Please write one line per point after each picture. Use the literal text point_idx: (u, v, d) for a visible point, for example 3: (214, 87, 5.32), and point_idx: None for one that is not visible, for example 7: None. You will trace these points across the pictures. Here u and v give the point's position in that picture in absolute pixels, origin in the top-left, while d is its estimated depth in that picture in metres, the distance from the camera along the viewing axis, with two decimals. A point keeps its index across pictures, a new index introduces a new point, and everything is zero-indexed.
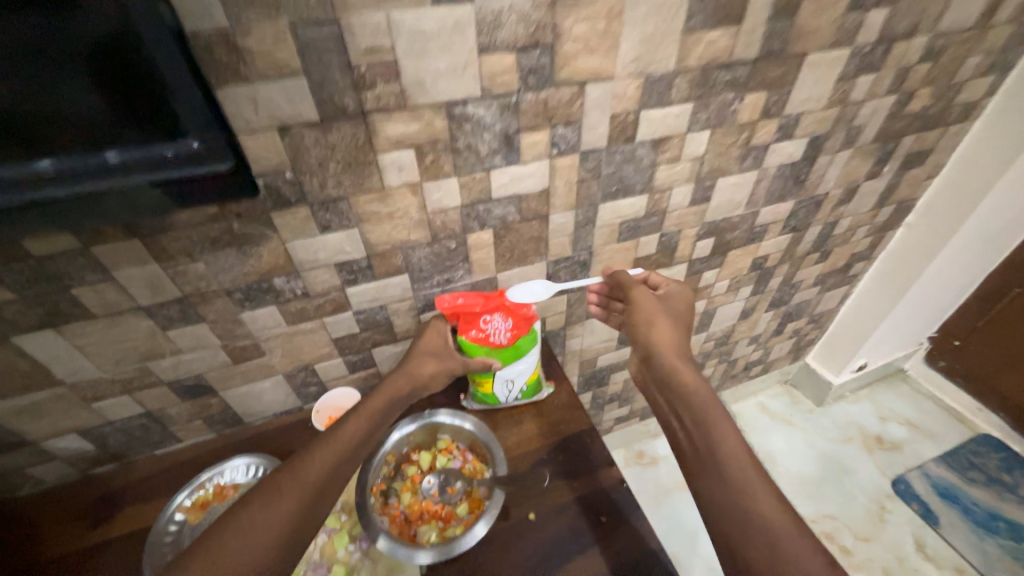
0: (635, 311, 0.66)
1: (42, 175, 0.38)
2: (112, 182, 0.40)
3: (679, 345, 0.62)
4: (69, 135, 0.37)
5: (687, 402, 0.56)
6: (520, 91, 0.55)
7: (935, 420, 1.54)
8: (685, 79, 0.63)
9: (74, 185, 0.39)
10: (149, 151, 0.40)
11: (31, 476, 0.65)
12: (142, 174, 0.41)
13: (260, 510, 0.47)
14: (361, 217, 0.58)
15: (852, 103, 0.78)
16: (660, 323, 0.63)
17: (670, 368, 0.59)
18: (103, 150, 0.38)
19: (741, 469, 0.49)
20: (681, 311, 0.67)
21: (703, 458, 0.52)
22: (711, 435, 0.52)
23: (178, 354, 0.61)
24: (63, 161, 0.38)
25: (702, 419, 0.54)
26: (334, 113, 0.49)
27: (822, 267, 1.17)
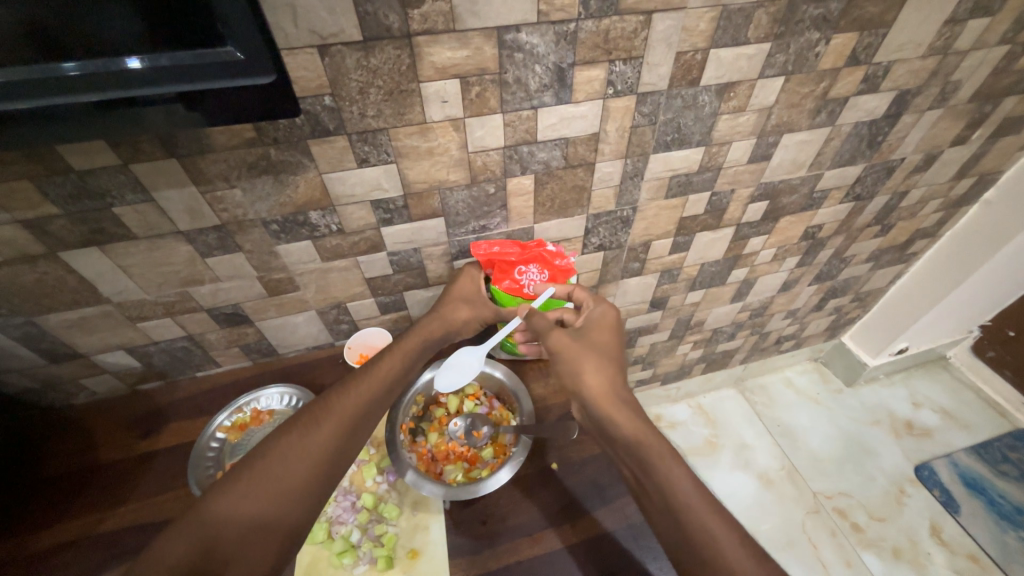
0: (559, 361, 0.58)
1: (69, 79, 0.34)
2: (142, 91, 0.36)
3: (615, 386, 0.55)
4: (98, 32, 0.34)
5: (632, 453, 0.50)
6: (580, 18, 0.49)
7: (972, 411, 1.47)
8: (768, 13, 0.55)
9: (104, 93, 0.36)
10: (180, 56, 0.36)
11: (84, 386, 0.70)
12: (174, 85, 0.37)
13: (297, 438, 0.49)
14: (400, 153, 0.55)
15: (955, 53, 0.68)
16: (588, 370, 0.56)
17: (607, 421, 0.53)
18: (134, 53, 0.35)
19: (696, 506, 0.45)
20: (605, 340, 0.59)
21: (660, 508, 0.47)
22: (662, 483, 0.47)
23: (217, 282, 0.62)
24: (91, 62, 0.34)
25: (649, 467, 0.48)
26: (377, 32, 0.45)
27: (880, 241, 1.09)
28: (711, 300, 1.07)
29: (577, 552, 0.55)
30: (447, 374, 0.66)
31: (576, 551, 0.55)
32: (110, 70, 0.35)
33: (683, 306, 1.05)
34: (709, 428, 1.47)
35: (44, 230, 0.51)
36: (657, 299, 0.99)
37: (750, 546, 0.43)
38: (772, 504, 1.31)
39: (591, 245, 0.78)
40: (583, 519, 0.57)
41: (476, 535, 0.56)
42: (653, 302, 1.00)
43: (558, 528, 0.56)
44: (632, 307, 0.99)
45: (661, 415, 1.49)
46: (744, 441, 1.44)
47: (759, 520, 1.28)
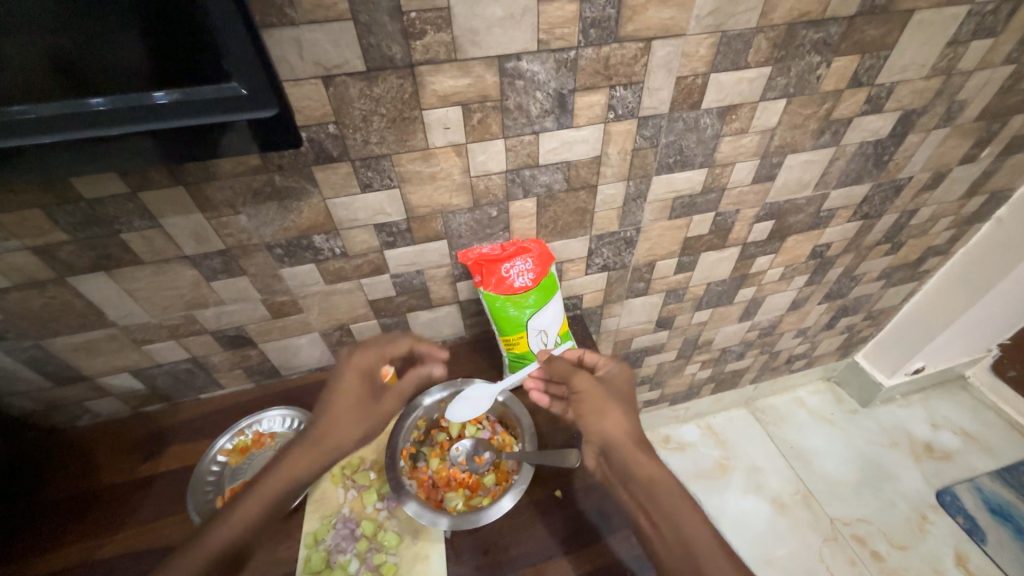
0: (582, 403, 0.56)
1: (91, 113, 0.35)
2: (160, 124, 0.37)
3: (636, 434, 0.53)
4: (114, 70, 0.34)
5: (653, 501, 0.48)
6: (580, 45, 0.50)
7: (995, 433, 1.42)
8: (767, 38, 0.56)
9: (123, 126, 0.37)
10: (195, 91, 0.37)
11: (89, 408, 0.70)
12: (190, 118, 0.38)
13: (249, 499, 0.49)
14: (402, 178, 0.56)
15: (960, 73, 0.68)
16: (612, 414, 0.54)
17: (630, 466, 0.51)
18: (155, 90, 0.36)
19: (716, 556, 0.44)
20: (625, 393, 0.58)
21: (678, 559, 0.45)
22: (682, 530, 0.46)
23: (221, 305, 0.63)
24: (112, 98, 0.35)
25: (670, 514, 0.47)
26: (380, 63, 0.46)
27: (891, 259, 1.07)
28: (718, 320, 1.06)
29: None
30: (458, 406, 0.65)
31: None
32: (129, 105, 0.36)
33: (690, 325, 1.04)
34: (719, 449, 1.43)
35: (54, 256, 0.52)
36: (663, 319, 0.98)
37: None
38: (787, 531, 1.26)
39: (595, 265, 0.78)
40: (587, 550, 0.55)
41: (478, 566, 0.55)
42: (659, 322, 0.98)
43: (562, 558, 0.55)
44: (638, 327, 0.97)
45: (670, 436, 1.47)
46: (756, 464, 1.39)
47: (774, 547, 1.24)
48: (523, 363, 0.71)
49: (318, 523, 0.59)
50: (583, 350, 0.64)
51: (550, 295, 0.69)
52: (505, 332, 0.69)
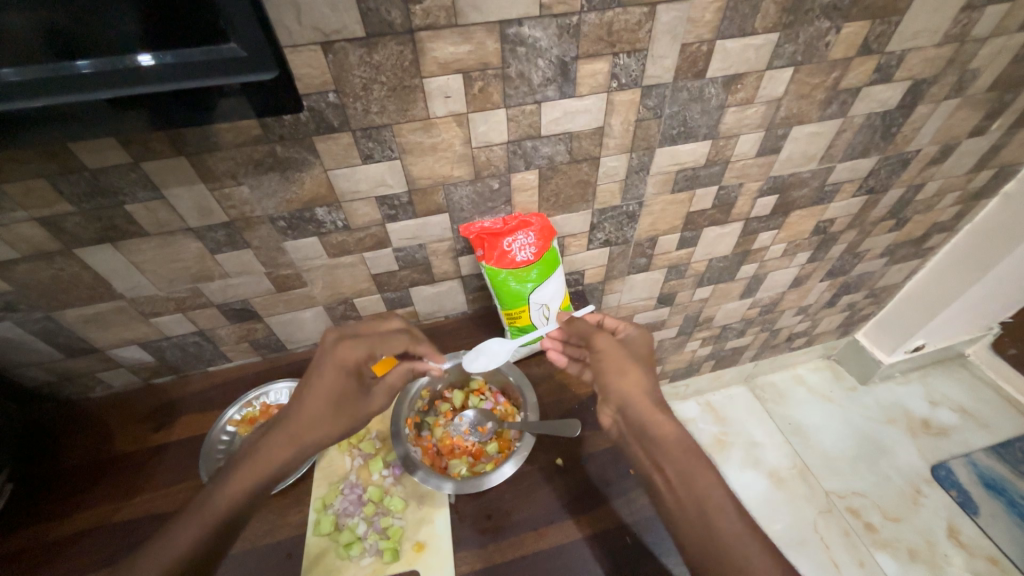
0: (601, 361, 0.57)
1: (81, 76, 0.35)
2: (150, 88, 0.37)
3: (654, 394, 0.54)
4: (104, 32, 0.34)
5: (667, 458, 0.48)
6: (582, 10, 0.49)
7: (993, 409, 1.43)
8: (775, 2, 0.54)
9: (115, 90, 0.36)
10: (188, 54, 0.36)
11: (101, 380, 0.72)
12: (183, 82, 0.37)
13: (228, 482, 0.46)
14: (404, 149, 0.56)
15: (973, 41, 0.67)
16: (631, 373, 0.55)
17: (645, 423, 0.51)
18: (147, 52, 0.35)
19: (728, 514, 0.44)
20: (644, 356, 0.58)
21: (689, 515, 0.45)
22: (696, 489, 0.46)
23: (226, 278, 0.63)
24: (102, 61, 0.35)
25: (685, 472, 0.47)
26: (380, 28, 0.45)
27: (895, 236, 1.06)
28: (720, 296, 1.06)
29: (582, 546, 0.55)
30: (477, 360, 0.66)
31: (582, 545, 0.55)
32: (120, 68, 0.35)
33: (691, 302, 1.04)
34: (718, 425, 1.46)
35: (60, 227, 0.52)
36: (665, 295, 0.99)
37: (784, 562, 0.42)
38: (781, 505, 1.29)
39: (597, 240, 0.78)
40: (587, 515, 0.57)
41: (481, 529, 0.57)
42: (661, 298, 0.99)
43: (564, 523, 0.56)
44: (640, 303, 0.98)
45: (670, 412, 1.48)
46: (754, 440, 1.42)
47: (769, 520, 1.27)
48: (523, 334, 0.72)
49: (326, 489, 0.61)
50: (604, 316, 0.65)
51: (552, 268, 0.69)
52: (506, 305, 0.70)
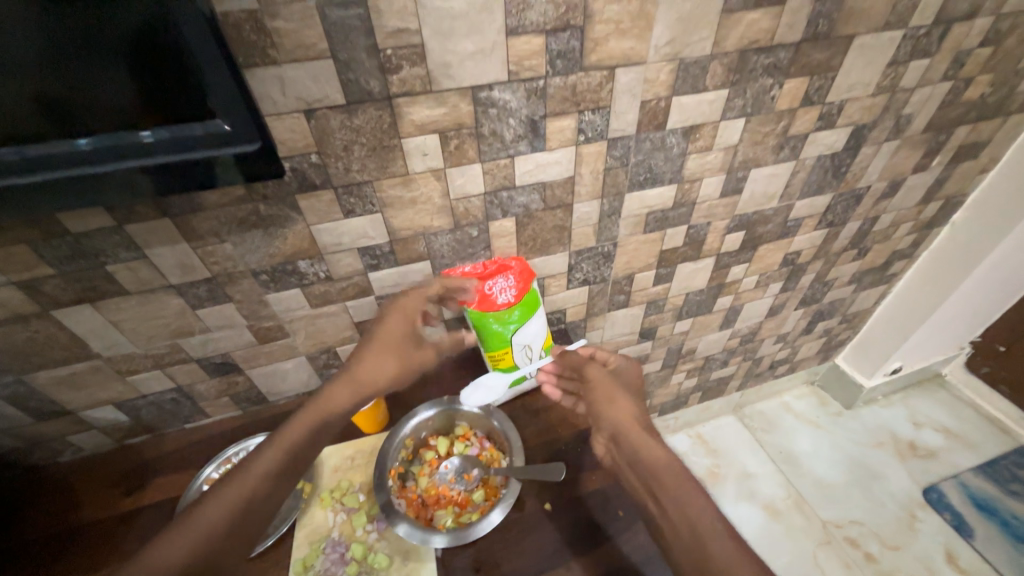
0: (594, 391, 0.61)
1: (82, 152, 0.38)
2: (145, 161, 0.39)
3: (644, 420, 0.58)
4: (106, 114, 0.36)
5: (661, 484, 0.51)
6: (547, 75, 0.53)
7: (975, 429, 1.46)
8: (722, 64, 0.60)
9: (113, 163, 0.39)
10: (181, 129, 0.39)
11: (72, 443, 0.69)
12: (176, 154, 0.40)
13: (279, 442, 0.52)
14: (384, 203, 0.58)
15: (903, 90, 0.74)
16: (621, 402, 0.59)
17: (637, 449, 0.55)
18: (144, 127, 0.38)
19: (719, 533, 0.47)
20: (635, 386, 0.63)
21: (684, 537, 0.48)
22: (687, 511, 0.49)
23: (207, 333, 0.63)
24: (103, 139, 0.38)
25: (676, 497, 0.50)
26: (360, 96, 0.48)
27: (860, 264, 1.12)
28: (700, 329, 1.09)
29: None
30: (474, 393, 0.69)
31: None
32: (121, 144, 0.38)
33: (672, 336, 1.06)
34: (710, 458, 1.45)
35: (39, 290, 0.52)
36: (647, 330, 1.01)
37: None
38: (780, 538, 1.27)
39: (576, 280, 0.80)
40: (579, 562, 0.56)
41: None
42: (642, 333, 1.01)
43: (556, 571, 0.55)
44: (622, 339, 1.00)
45: None
46: (747, 471, 1.41)
47: (771, 555, 1.24)
48: (507, 378, 0.72)
49: (307, 548, 0.59)
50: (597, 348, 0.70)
51: (532, 310, 0.70)
52: (490, 348, 0.70)
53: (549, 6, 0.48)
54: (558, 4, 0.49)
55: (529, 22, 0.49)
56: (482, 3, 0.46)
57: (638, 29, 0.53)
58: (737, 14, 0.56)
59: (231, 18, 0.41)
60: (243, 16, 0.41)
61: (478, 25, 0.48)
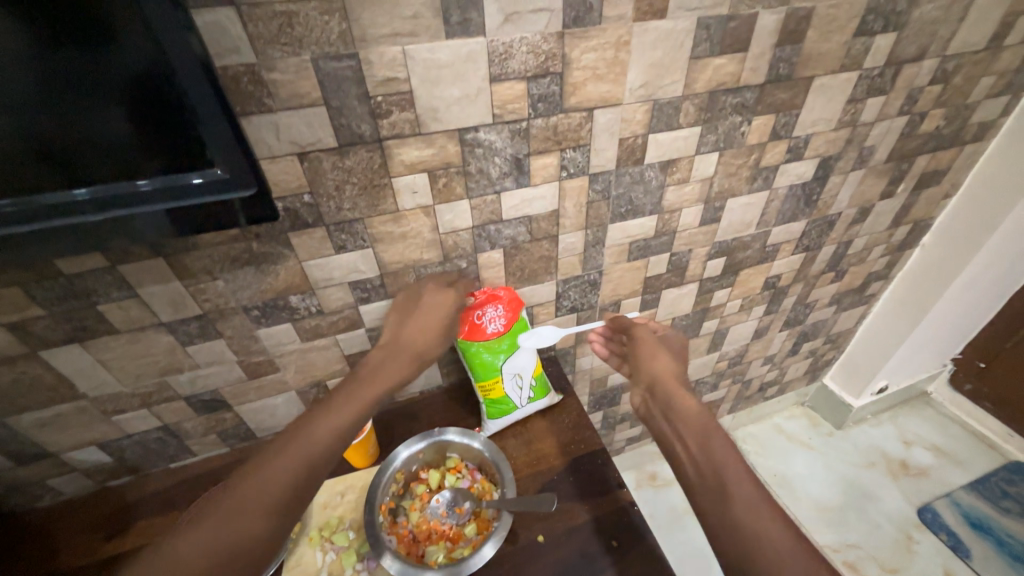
0: (639, 345, 0.66)
1: (81, 201, 0.39)
2: (143, 207, 0.41)
3: (682, 377, 0.60)
4: (107, 165, 0.38)
5: (691, 429, 0.53)
6: (530, 117, 0.57)
7: (964, 446, 1.47)
8: (693, 104, 0.64)
9: (111, 211, 0.40)
10: (179, 177, 0.41)
11: (51, 487, 0.67)
12: (173, 201, 0.42)
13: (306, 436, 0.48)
14: (375, 239, 0.60)
15: (863, 124, 0.79)
16: (662, 357, 0.63)
17: (672, 396, 0.57)
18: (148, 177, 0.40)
19: (744, 480, 0.48)
20: (679, 352, 0.66)
21: (705, 476, 0.49)
22: (714, 454, 0.50)
23: (196, 369, 0.63)
24: (103, 188, 0.39)
25: (706, 440, 0.51)
26: (352, 140, 0.51)
27: (838, 286, 1.16)
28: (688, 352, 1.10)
29: None
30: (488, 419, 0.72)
31: None
32: (120, 193, 0.40)
33: None
34: None
35: (28, 331, 0.52)
36: None
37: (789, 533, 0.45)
38: None
39: (564, 307, 0.82)
40: None
41: None
42: None
43: None
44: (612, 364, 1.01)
45: (656, 473, 1.46)
46: None
47: None
48: (500, 408, 0.72)
49: None
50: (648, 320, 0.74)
51: (521, 340, 0.72)
52: (481, 377, 0.71)
53: (530, 56, 0.52)
54: (538, 53, 0.52)
55: (511, 70, 0.52)
56: (467, 54, 0.50)
57: (613, 74, 0.57)
58: (705, 59, 0.60)
59: (230, 71, 0.43)
60: (241, 70, 0.43)
61: (463, 73, 0.51)
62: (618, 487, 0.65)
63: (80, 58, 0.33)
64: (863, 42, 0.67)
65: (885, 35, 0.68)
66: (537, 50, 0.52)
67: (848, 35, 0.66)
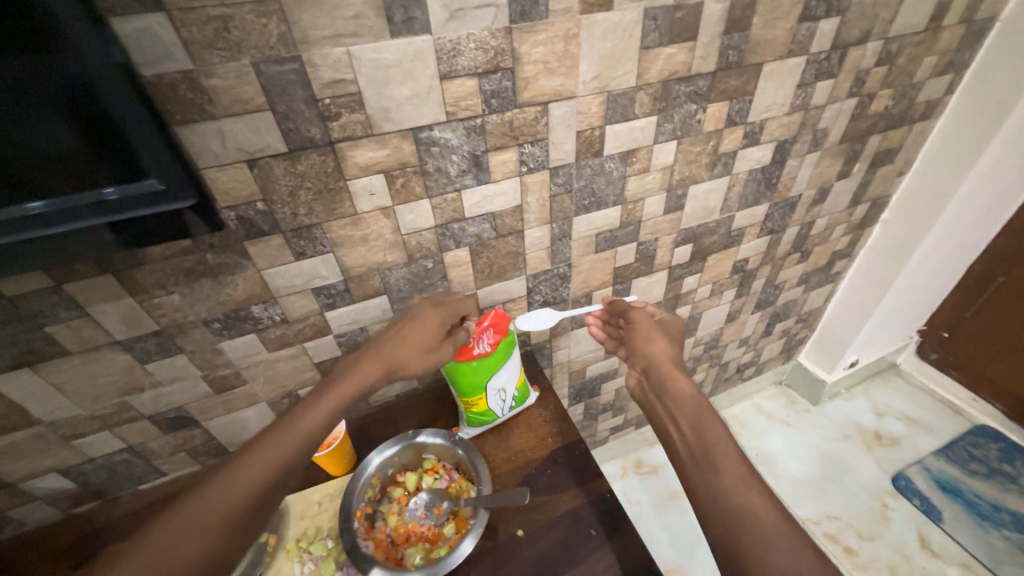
0: (635, 329, 0.66)
1: (35, 215, 0.38)
2: (102, 218, 0.40)
3: (678, 360, 0.61)
4: (57, 177, 0.37)
5: (684, 413, 0.54)
6: (484, 113, 0.57)
7: (932, 413, 1.53)
8: (647, 94, 0.65)
9: (66, 224, 0.39)
10: (133, 187, 0.39)
11: (12, 519, 0.65)
12: (129, 211, 0.40)
13: (272, 447, 0.49)
14: (335, 243, 0.59)
15: (815, 108, 0.81)
16: (658, 340, 0.63)
17: (666, 379, 0.58)
18: (96, 187, 0.39)
19: (732, 458, 0.49)
20: (676, 335, 0.67)
21: (696, 457, 0.50)
22: (705, 436, 0.51)
23: (158, 387, 0.61)
24: (57, 201, 0.38)
25: (697, 422, 0.53)
26: (302, 143, 0.50)
27: (804, 266, 1.19)
28: None
29: None
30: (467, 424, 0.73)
31: None
32: (78, 205, 0.39)
33: None
34: None
35: None
36: None
37: (772, 506, 0.46)
38: None
39: (536, 302, 0.82)
40: None
41: None
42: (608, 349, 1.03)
43: None
44: (589, 356, 1.02)
45: (642, 460, 1.48)
46: None
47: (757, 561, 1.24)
48: (481, 419, 0.72)
49: None
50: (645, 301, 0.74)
51: (507, 357, 0.72)
52: (464, 392, 0.70)
53: (478, 52, 0.52)
54: (487, 49, 0.52)
55: (461, 67, 0.52)
56: (415, 52, 0.49)
57: (565, 66, 0.57)
58: (655, 49, 0.61)
59: (165, 79, 0.42)
60: (178, 76, 0.42)
61: (412, 71, 0.50)
62: (594, 476, 0.66)
63: (14, 69, 0.32)
64: (808, 27, 0.69)
65: (828, 21, 0.70)
66: (485, 46, 0.52)
67: (793, 20, 0.67)
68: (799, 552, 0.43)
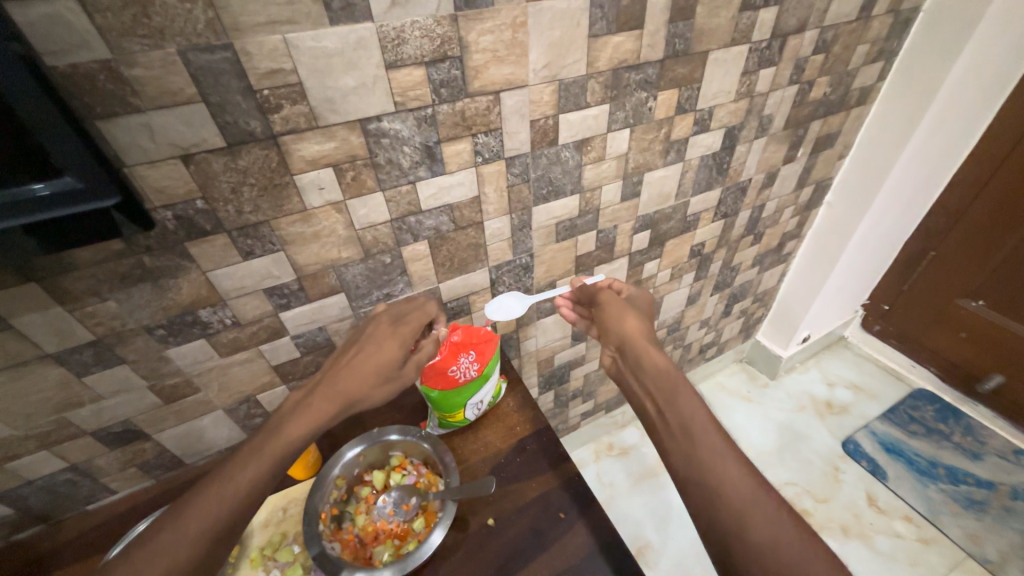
0: (607, 309, 0.67)
1: None
2: (28, 216, 0.37)
3: (649, 335, 0.62)
4: None
5: (659, 386, 0.55)
6: (435, 103, 0.56)
7: (876, 380, 1.65)
8: (598, 82, 0.65)
9: None
10: (54, 185, 0.37)
11: None
12: (55, 210, 0.38)
13: (218, 489, 0.47)
14: (285, 241, 0.57)
15: (759, 95, 0.84)
16: (629, 318, 0.64)
17: (640, 356, 0.59)
18: (15, 184, 0.36)
19: (707, 428, 0.51)
20: (646, 311, 0.68)
21: (673, 430, 0.52)
22: (681, 408, 0.53)
23: (100, 400, 0.58)
24: None
25: (672, 396, 0.54)
26: (241, 137, 0.48)
27: (758, 248, 1.24)
28: None
29: None
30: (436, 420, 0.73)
31: None
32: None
33: None
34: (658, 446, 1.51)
35: None
36: (578, 333, 1.05)
37: (743, 471, 0.48)
38: None
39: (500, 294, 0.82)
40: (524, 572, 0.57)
41: None
42: (574, 336, 1.05)
43: None
44: (556, 345, 1.03)
45: (614, 442, 1.53)
46: None
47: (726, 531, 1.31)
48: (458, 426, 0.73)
49: None
50: (613, 279, 0.76)
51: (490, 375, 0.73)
52: (443, 409, 0.69)
53: (424, 41, 0.51)
54: (432, 37, 0.51)
55: (406, 55, 0.51)
56: (357, 40, 0.48)
57: (515, 55, 0.57)
58: (603, 38, 0.61)
59: (80, 69, 0.39)
60: (95, 67, 0.39)
61: (355, 60, 0.49)
62: (561, 461, 0.67)
63: None
64: (749, 16, 0.71)
65: (767, 10, 0.73)
66: (431, 34, 0.51)
67: (734, 10, 0.69)
68: (770, 512, 0.45)
